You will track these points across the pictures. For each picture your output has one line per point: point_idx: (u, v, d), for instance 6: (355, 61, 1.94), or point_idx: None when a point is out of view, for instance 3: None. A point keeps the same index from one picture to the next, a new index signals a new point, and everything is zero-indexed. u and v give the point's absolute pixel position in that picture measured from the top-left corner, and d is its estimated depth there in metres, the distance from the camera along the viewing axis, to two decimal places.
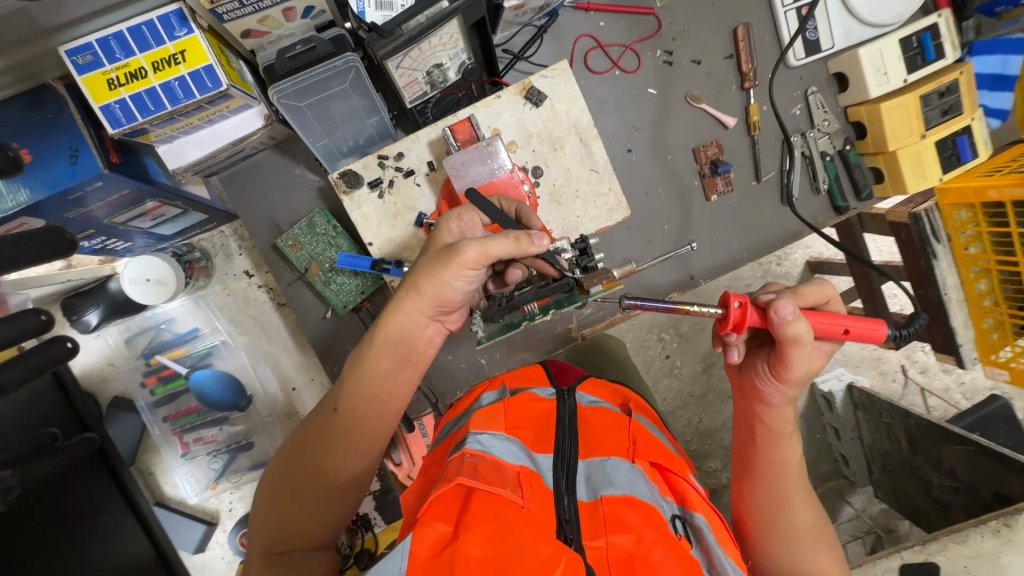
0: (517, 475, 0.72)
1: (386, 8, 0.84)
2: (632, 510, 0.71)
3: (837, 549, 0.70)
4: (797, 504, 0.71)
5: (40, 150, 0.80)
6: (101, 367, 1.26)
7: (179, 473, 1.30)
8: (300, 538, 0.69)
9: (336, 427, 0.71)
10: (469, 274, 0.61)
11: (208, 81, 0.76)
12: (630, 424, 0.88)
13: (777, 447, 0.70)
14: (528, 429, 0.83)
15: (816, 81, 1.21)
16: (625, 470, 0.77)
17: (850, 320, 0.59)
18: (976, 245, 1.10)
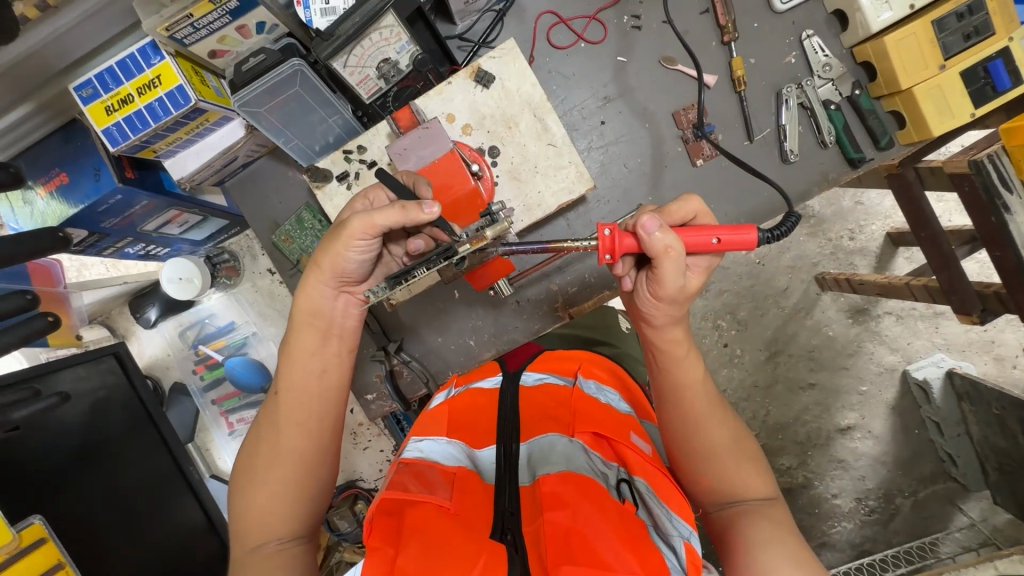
0: (453, 477, 0.73)
1: (330, 12, 0.90)
2: (570, 492, 0.67)
3: (749, 451, 0.78)
4: (709, 422, 0.78)
5: (74, 171, 0.96)
6: (162, 357, 1.47)
7: (227, 449, 1.46)
8: (271, 528, 0.76)
9: (282, 413, 0.79)
10: (358, 243, 0.75)
11: (180, 99, 0.88)
12: (573, 393, 0.87)
13: (677, 368, 0.78)
14: (470, 423, 0.85)
15: (813, 24, 1.12)
16: (560, 446, 0.76)
17: (720, 231, 0.65)
18: None
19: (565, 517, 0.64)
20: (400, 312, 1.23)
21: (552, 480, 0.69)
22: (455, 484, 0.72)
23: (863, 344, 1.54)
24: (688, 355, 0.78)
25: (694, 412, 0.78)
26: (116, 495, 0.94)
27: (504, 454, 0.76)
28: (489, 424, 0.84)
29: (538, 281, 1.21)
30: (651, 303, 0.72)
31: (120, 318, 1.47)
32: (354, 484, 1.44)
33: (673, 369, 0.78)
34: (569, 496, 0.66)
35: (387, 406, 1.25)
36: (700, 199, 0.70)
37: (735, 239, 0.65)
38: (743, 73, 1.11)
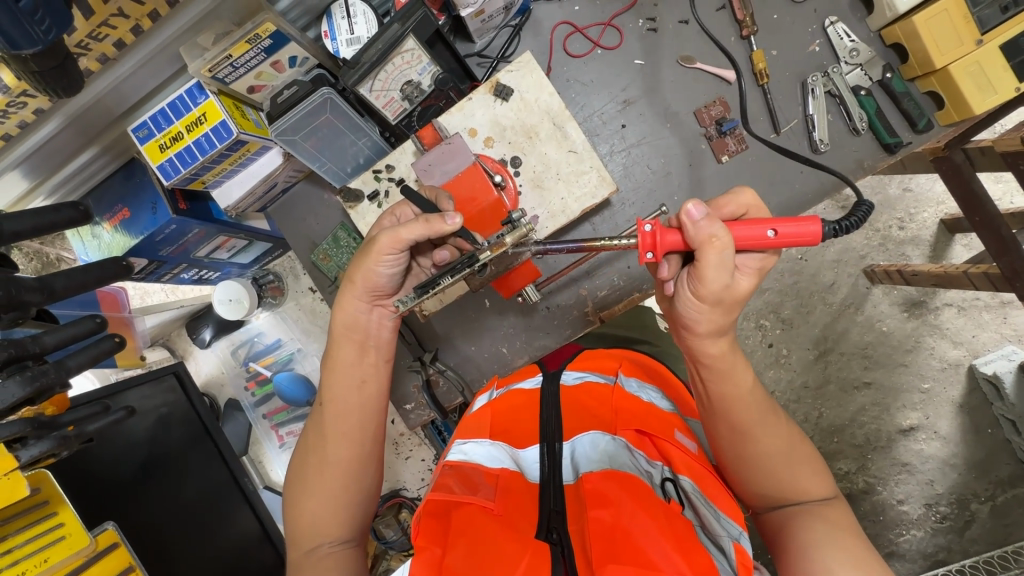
0: (496, 478, 0.74)
1: (355, 42, 0.97)
2: (614, 490, 0.67)
3: (804, 454, 0.76)
4: (755, 429, 0.76)
5: (135, 206, 1.05)
6: (216, 375, 1.57)
7: (279, 462, 1.53)
8: (322, 533, 0.79)
9: (326, 423, 0.83)
10: (385, 258, 0.80)
11: (224, 133, 0.96)
12: (614, 392, 0.86)
13: (728, 382, 0.76)
14: (512, 425, 0.85)
15: (835, 9, 1.10)
16: (602, 444, 0.76)
17: (775, 222, 0.64)
18: None
19: (609, 515, 0.64)
20: (433, 322, 1.27)
21: (596, 479, 0.69)
22: (500, 486, 0.73)
23: (922, 339, 1.44)
24: (738, 366, 0.76)
25: (742, 421, 0.76)
26: (181, 503, 1.01)
27: (548, 452, 0.78)
28: (532, 423, 0.84)
29: (567, 287, 1.23)
30: (693, 305, 0.70)
31: (179, 340, 1.58)
32: (398, 493, 1.46)
33: (720, 382, 0.76)
34: (615, 495, 0.67)
35: (425, 415, 1.29)
36: (753, 195, 0.70)
37: (792, 232, 0.64)
38: (765, 66, 1.10)
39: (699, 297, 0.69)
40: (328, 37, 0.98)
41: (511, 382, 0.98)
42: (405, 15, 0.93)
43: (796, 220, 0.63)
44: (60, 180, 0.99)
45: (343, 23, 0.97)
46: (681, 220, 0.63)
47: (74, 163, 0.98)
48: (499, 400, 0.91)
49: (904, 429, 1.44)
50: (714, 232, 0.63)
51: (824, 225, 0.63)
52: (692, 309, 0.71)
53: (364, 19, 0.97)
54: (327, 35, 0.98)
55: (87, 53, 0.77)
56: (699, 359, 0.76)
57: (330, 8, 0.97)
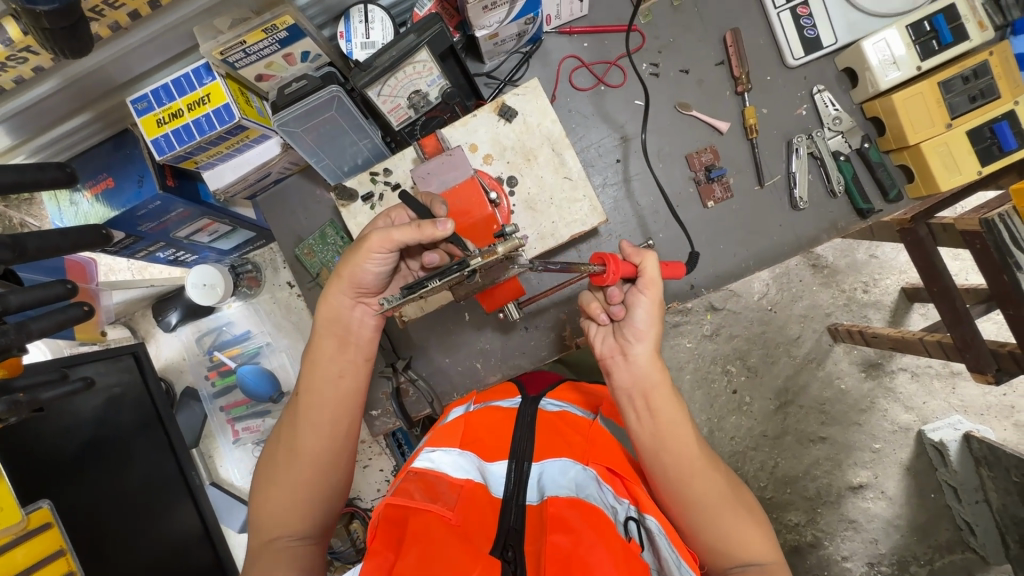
0: (460, 488, 0.74)
1: (369, 46, 1.00)
2: (570, 517, 0.67)
3: (751, 513, 0.77)
4: (702, 477, 0.79)
5: (120, 178, 1.03)
6: (177, 361, 1.52)
7: (232, 457, 1.51)
8: (283, 527, 0.78)
9: (300, 414, 0.83)
10: (375, 256, 0.83)
11: (226, 116, 0.96)
12: (589, 423, 0.86)
13: (660, 417, 0.83)
14: (483, 437, 0.83)
15: (823, 79, 1.17)
16: (572, 472, 0.76)
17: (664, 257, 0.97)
18: None
19: (568, 541, 0.64)
20: (411, 331, 1.27)
21: (557, 508, 0.69)
22: (463, 496, 0.73)
23: (876, 401, 1.50)
24: (672, 402, 0.84)
25: (685, 463, 0.80)
26: (137, 488, 1.00)
27: (515, 470, 0.77)
28: (502, 438, 0.83)
29: (548, 309, 1.24)
30: (643, 309, 0.87)
31: (142, 320, 1.52)
32: (351, 502, 1.42)
33: (659, 416, 0.83)
34: (578, 525, 0.66)
35: (390, 422, 1.27)
36: None
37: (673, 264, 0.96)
38: (755, 122, 1.16)
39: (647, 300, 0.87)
40: (342, 38, 0.99)
41: (487, 399, 0.96)
42: (422, 28, 0.95)
43: (670, 263, 0.95)
44: (47, 141, 0.97)
45: (360, 26, 0.99)
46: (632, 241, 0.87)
47: (63, 127, 0.96)
48: (473, 413, 0.89)
49: (853, 487, 1.48)
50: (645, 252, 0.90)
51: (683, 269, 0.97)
52: (640, 313, 0.87)
53: (382, 25, 0.99)
54: (342, 36, 0.99)
55: (101, 18, 0.76)
56: (638, 375, 0.86)
57: (349, 10, 0.99)
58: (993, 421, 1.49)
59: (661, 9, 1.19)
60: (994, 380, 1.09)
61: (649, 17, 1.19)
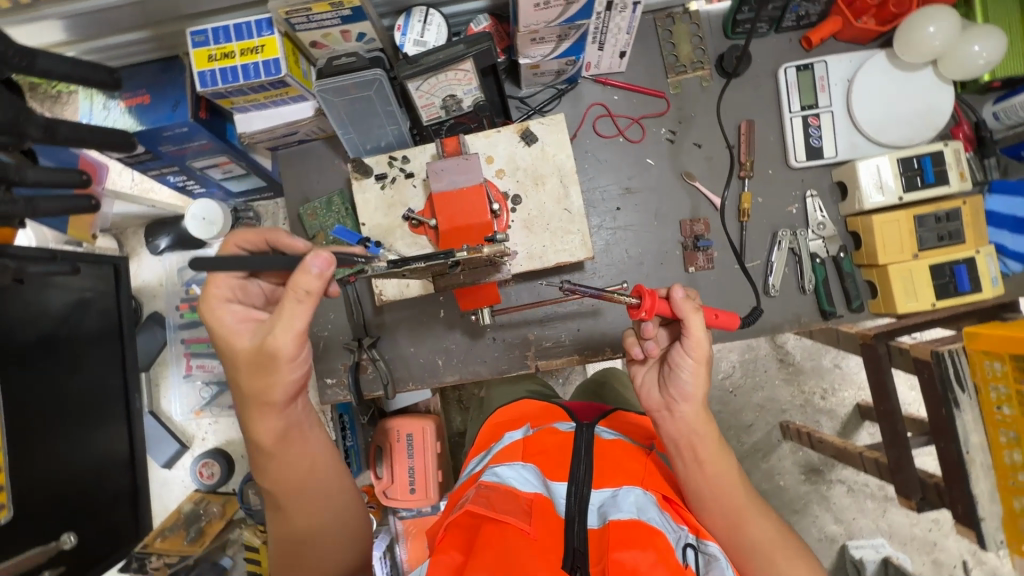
0: (529, 503, 0.78)
1: (420, 45, 1.08)
2: (638, 534, 0.72)
3: (805, 554, 0.81)
4: (756, 520, 0.83)
5: (157, 98, 1.09)
6: (153, 284, 1.54)
7: (178, 390, 1.52)
8: (322, 533, 0.89)
9: (281, 465, 0.86)
10: (293, 363, 0.79)
11: (272, 69, 1.02)
12: (645, 453, 0.90)
13: (711, 466, 0.86)
14: (544, 458, 0.88)
15: (818, 185, 1.24)
16: (632, 496, 0.79)
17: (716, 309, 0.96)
18: (1008, 406, 1.14)
19: (632, 559, 0.68)
20: (383, 314, 1.29)
21: (624, 526, 0.73)
22: (533, 510, 0.77)
23: (809, 504, 1.57)
24: (723, 451, 0.86)
25: (738, 506, 0.84)
26: (76, 391, 1.18)
27: (576, 493, 0.81)
28: (562, 460, 0.87)
29: (518, 325, 1.28)
30: (689, 372, 0.87)
31: (131, 238, 1.54)
32: None
33: (710, 463, 0.86)
34: (641, 544, 0.70)
35: (342, 395, 1.30)
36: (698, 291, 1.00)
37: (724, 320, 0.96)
38: (749, 208, 1.23)
39: (693, 363, 0.87)
40: (399, 30, 1.08)
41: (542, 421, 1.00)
42: (472, 41, 1.03)
43: (725, 314, 0.97)
44: (97, 45, 1.03)
45: (418, 25, 1.07)
46: (675, 290, 0.84)
47: (118, 38, 1.02)
48: (532, 436, 0.93)
49: None
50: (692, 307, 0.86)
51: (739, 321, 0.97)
52: (687, 375, 0.87)
53: (437, 30, 1.07)
54: (398, 30, 1.07)
55: None
56: (686, 431, 0.87)
57: (412, 9, 1.07)
58: (908, 547, 1.55)
59: (690, 84, 1.26)
60: (915, 506, 1.19)
61: (678, 88, 1.26)
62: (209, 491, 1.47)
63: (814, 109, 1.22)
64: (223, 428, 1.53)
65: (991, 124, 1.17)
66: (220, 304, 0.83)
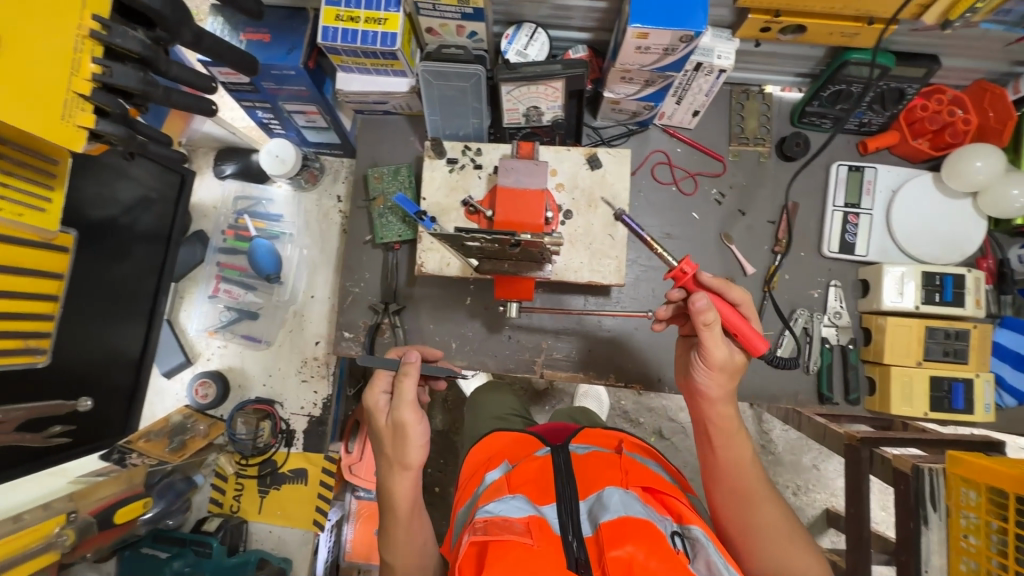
0: (528, 522, 0.79)
1: (521, 56, 1.17)
2: (633, 531, 0.76)
3: (799, 530, 0.92)
4: (759, 502, 0.93)
5: (275, 39, 1.20)
6: (207, 205, 1.63)
7: (199, 307, 1.59)
8: None
9: (398, 525, 0.96)
10: (420, 431, 0.93)
11: (388, 41, 1.12)
12: (620, 458, 0.96)
13: (730, 449, 0.97)
14: (530, 484, 0.89)
15: (842, 277, 1.32)
16: (618, 497, 0.83)
17: (743, 326, 0.94)
18: (975, 534, 1.18)
19: (626, 552, 0.73)
20: (413, 287, 1.36)
21: (614, 526, 0.77)
22: (532, 525, 0.79)
23: None
24: (737, 438, 0.98)
25: (744, 488, 0.95)
26: (114, 278, 1.25)
27: (567, 511, 0.83)
28: (548, 482, 0.89)
29: (534, 331, 1.34)
30: (702, 372, 0.98)
31: (200, 157, 1.64)
32: (273, 404, 1.54)
33: (726, 447, 0.98)
34: (633, 538, 0.75)
35: (354, 351, 1.35)
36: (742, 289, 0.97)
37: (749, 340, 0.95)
38: (776, 280, 1.30)
39: (706, 365, 0.96)
40: (506, 38, 1.17)
41: (513, 454, 1.01)
42: (570, 64, 1.12)
43: (755, 336, 0.94)
44: None
45: (524, 39, 1.17)
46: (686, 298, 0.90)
47: None
48: (513, 471, 0.94)
49: None
50: (708, 319, 0.91)
51: (768, 349, 0.94)
52: (700, 373, 0.98)
53: (540, 48, 1.18)
54: (506, 37, 1.17)
55: None
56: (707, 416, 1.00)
57: (522, 23, 1.17)
58: None
59: (749, 156, 1.36)
60: None
61: (736, 156, 1.35)
62: (201, 409, 1.53)
63: (856, 208, 1.30)
64: (230, 355, 1.58)
65: (1013, 264, 1.25)
66: (375, 393, 0.98)
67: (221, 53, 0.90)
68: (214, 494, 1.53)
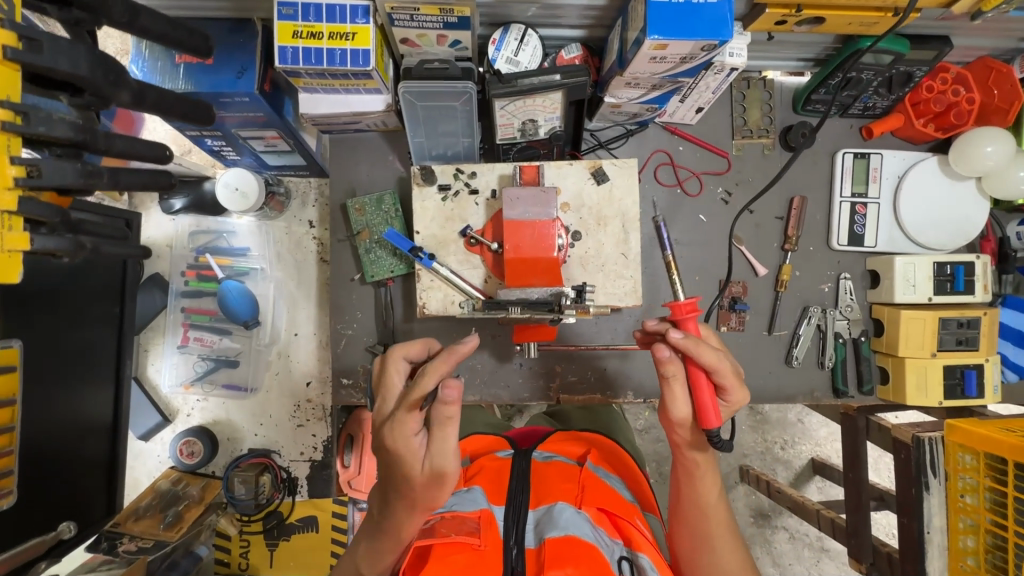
0: (479, 517, 0.78)
1: (512, 64, 1.04)
2: (576, 551, 0.71)
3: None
4: (716, 547, 0.91)
5: (221, 61, 1.01)
6: (159, 244, 1.44)
7: (169, 360, 1.43)
8: None
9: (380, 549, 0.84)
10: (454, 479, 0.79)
11: (360, 60, 0.97)
12: (582, 471, 0.93)
13: (696, 490, 0.93)
14: (492, 483, 0.89)
15: (851, 269, 1.30)
16: (569, 511, 0.79)
17: (703, 392, 0.85)
18: (974, 496, 1.19)
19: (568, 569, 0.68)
20: (411, 322, 1.25)
21: (557, 542, 0.72)
22: (484, 522, 0.77)
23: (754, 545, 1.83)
24: (704, 480, 0.93)
25: (708, 531, 0.91)
26: (73, 345, 1.13)
27: (513, 513, 0.81)
28: (502, 486, 0.88)
29: (546, 355, 1.28)
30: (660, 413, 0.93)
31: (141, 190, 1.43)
32: (269, 454, 1.43)
33: (691, 488, 0.93)
34: (574, 556, 0.70)
35: (356, 398, 1.25)
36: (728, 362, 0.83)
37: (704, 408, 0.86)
38: (788, 279, 1.27)
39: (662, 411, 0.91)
40: (493, 44, 1.03)
41: (485, 453, 1.04)
42: (570, 72, 1.00)
43: (709, 408, 0.85)
44: None
45: (513, 43, 1.03)
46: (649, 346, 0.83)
47: None
48: (474, 466, 0.96)
49: None
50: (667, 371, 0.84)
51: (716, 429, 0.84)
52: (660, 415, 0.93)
53: (532, 52, 1.04)
54: (493, 43, 1.03)
55: None
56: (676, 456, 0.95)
57: (511, 25, 1.03)
58: None
59: (753, 149, 1.29)
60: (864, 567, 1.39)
61: (740, 151, 1.29)
62: (189, 469, 1.41)
63: (863, 198, 1.27)
64: (212, 407, 1.45)
65: (1013, 243, 1.27)
66: (401, 436, 0.75)
67: (173, 108, 0.73)
68: (219, 554, 1.44)
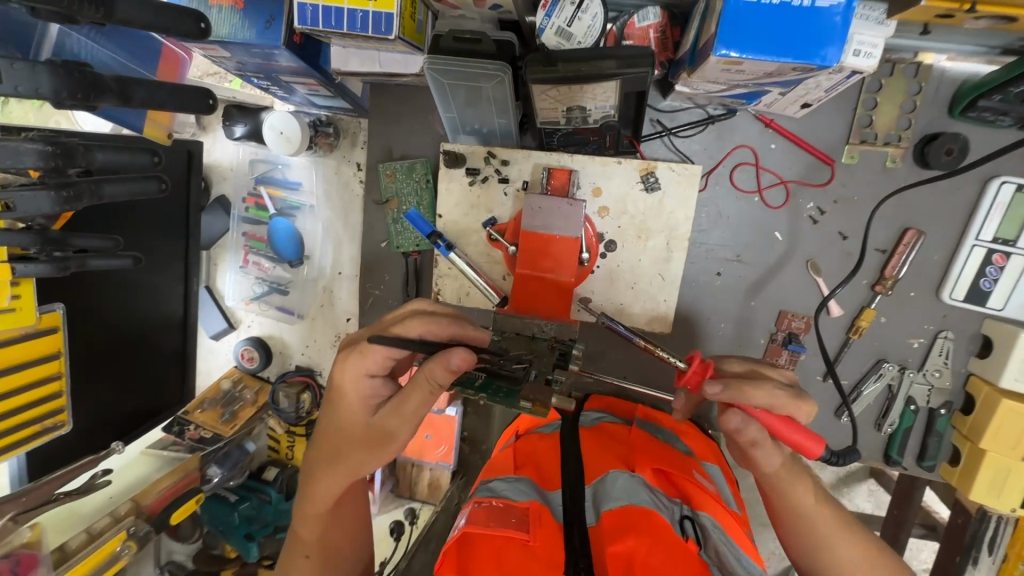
0: (526, 509, 0.68)
1: (564, 36, 0.85)
2: (636, 520, 0.65)
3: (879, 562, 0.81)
4: (835, 544, 0.80)
5: (249, 7, 0.93)
6: (224, 167, 1.50)
7: (232, 277, 1.55)
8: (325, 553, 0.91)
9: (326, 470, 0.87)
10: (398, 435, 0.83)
11: (383, 26, 0.84)
12: (630, 432, 0.94)
13: (790, 497, 0.80)
14: (540, 467, 0.82)
15: (957, 328, 1.05)
16: (620, 481, 0.74)
17: (790, 430, 0.72)
18: None
19: (626, 546, 0.62)
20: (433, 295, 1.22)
21: (615, 515, 0.67)
22: (531, 515, 0.67)
23: None
24: (799, 484, 0.80)
25: (821, 533, 0.80)
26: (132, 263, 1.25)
27: (570, 494, 0.73)
28: (552, 467, 0.81)
29: None
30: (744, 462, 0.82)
31: (208, 111, 1.47)
32: (311, 374, 1.55)
33: (785, 498, 0.80)
34: (633, 528, 0.64)
35: None
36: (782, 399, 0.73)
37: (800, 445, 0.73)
38: (866, 326, 1.05)
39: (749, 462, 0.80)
40: (544, 10, 0.85)
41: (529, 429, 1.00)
42: (630, 59, 0.80)
43: (806, 440, 0.72)
44: None
45: (568, 9, 0.84)
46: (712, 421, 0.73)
47: None
48: (520, 446, 0.91)
49: None
50: (747, 438, 0.74)
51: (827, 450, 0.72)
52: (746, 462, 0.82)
53: (592, 19, 0.84)
54: (544, 7, 0.85)
55: None
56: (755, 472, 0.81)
57: None
58: None
59: (871, 158, 1.01)
60: None
61: (853, 159, 1.01)
62: (247, 373, 1.57)
63: (1006, 246, 0.98)
64: (264, 323, 1.57)
65: None
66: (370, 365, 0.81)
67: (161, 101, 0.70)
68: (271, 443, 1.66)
